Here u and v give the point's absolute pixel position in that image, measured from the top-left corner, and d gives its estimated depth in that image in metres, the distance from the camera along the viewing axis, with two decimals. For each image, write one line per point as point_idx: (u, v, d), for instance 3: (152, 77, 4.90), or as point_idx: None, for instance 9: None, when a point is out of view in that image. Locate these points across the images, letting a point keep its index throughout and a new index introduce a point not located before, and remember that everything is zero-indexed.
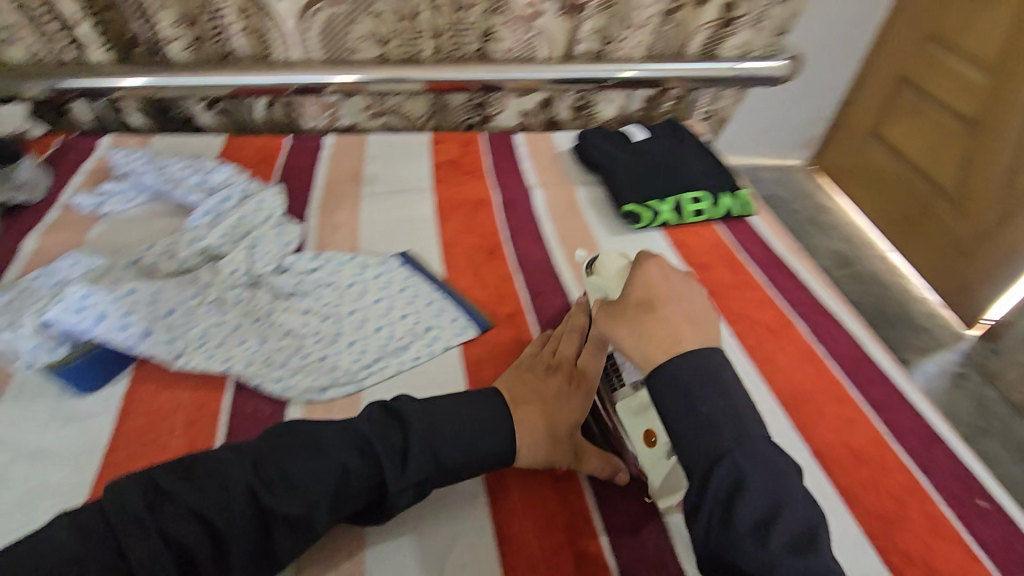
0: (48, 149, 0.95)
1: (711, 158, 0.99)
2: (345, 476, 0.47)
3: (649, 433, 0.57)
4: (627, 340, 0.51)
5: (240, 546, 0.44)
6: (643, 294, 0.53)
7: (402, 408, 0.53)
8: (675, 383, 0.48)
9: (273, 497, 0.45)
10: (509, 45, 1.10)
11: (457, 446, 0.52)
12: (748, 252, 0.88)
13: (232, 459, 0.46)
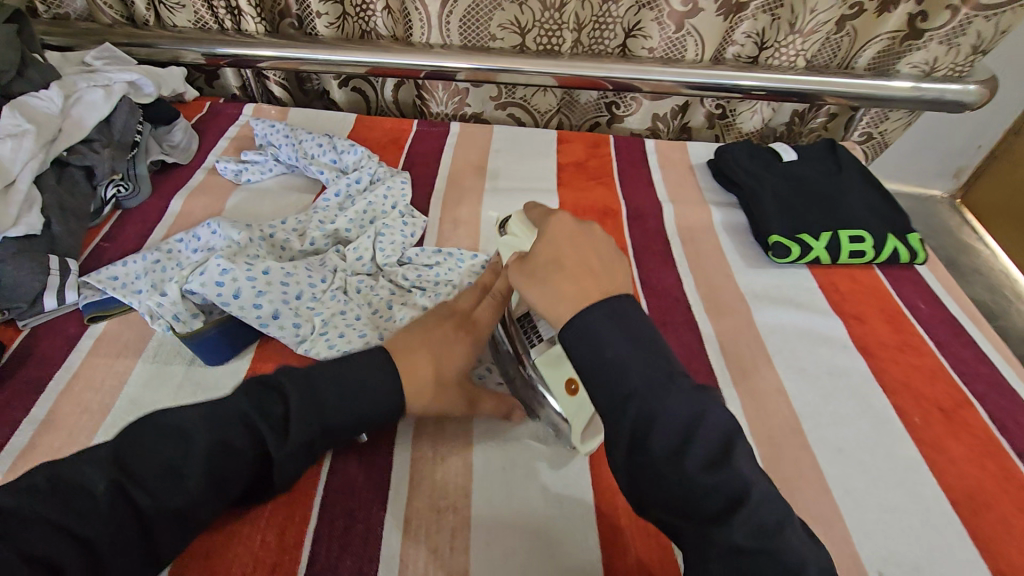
0: (199, 112, 1.00)
1: (876, 192, 0.87)
2: (227, 451, 0.46)
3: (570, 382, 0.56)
4: (543, 295, 0.49)
5: (159, 523, 0.44)
6: (549, 255, 0.51)
7: (270, 376, 0.51)
8: (589, 332, 0.45)
9: (157, 486, 0.45)
10: (655, 44, 1.02)
11: (346, 409, 0.51)
12: (912, 308, 0.76)
13: (101, 461, 0.45)
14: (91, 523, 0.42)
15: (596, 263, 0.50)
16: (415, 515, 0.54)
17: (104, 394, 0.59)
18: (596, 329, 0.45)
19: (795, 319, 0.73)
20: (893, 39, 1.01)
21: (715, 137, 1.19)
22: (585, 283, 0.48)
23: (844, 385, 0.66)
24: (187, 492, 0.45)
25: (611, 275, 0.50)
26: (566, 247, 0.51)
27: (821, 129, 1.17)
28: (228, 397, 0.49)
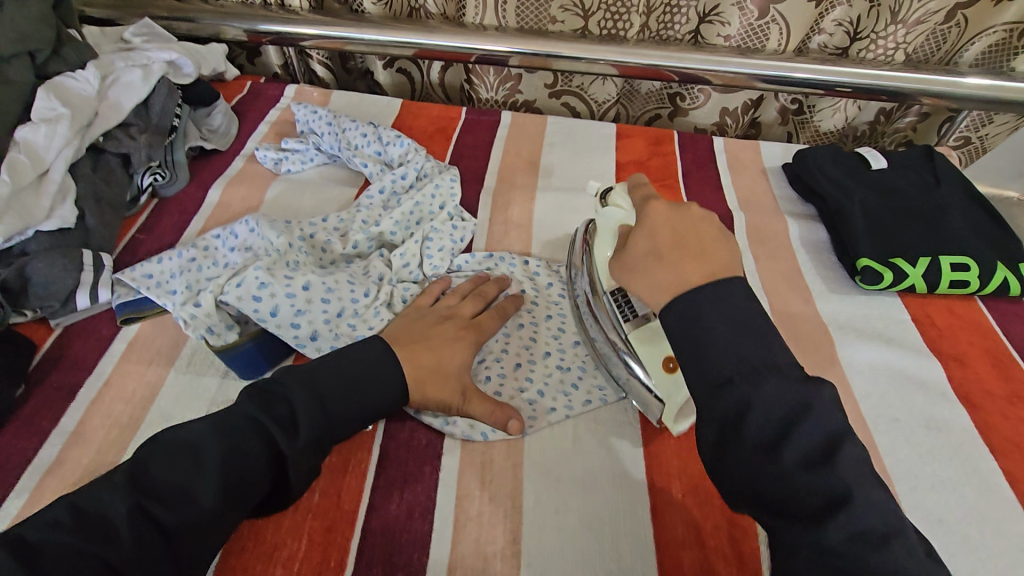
0: (239, 92, 0.95)
1: (983, 212, 0.77)
2: (241, 456, 0.43)
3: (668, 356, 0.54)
4: (641, 289, 0.46)
5: (186, 540, 0.41)
6: (644, 242, 0.47)
7: (270, 377, 0.48)
8: (691, 316, 0.40)
9: (176, 501, 0.41)
10: (733, 31, 0.92)
11: (350, 399, 0.48)
12: (1022, 351, 0.67)
13: (115, 483, 0.41)
14: (113, 547, 0.38)
15: (694, 244, 0.45)
16: (459, 564, 0.47)
17: (135, 405, 0.56)
18: (702, 316, 0.40)
19: (885, 357, 0.65)
20: (1009, 32, 0.87)
21: (787, 134, 1.09)
22: (685, 267, 0.43)
23: (944, 441, 0.58)
24: (199, 505, 0.41)
25: (718, 258, 0.44)
26: (663, 232, 0.47)
27: (908, 129, 1.05)
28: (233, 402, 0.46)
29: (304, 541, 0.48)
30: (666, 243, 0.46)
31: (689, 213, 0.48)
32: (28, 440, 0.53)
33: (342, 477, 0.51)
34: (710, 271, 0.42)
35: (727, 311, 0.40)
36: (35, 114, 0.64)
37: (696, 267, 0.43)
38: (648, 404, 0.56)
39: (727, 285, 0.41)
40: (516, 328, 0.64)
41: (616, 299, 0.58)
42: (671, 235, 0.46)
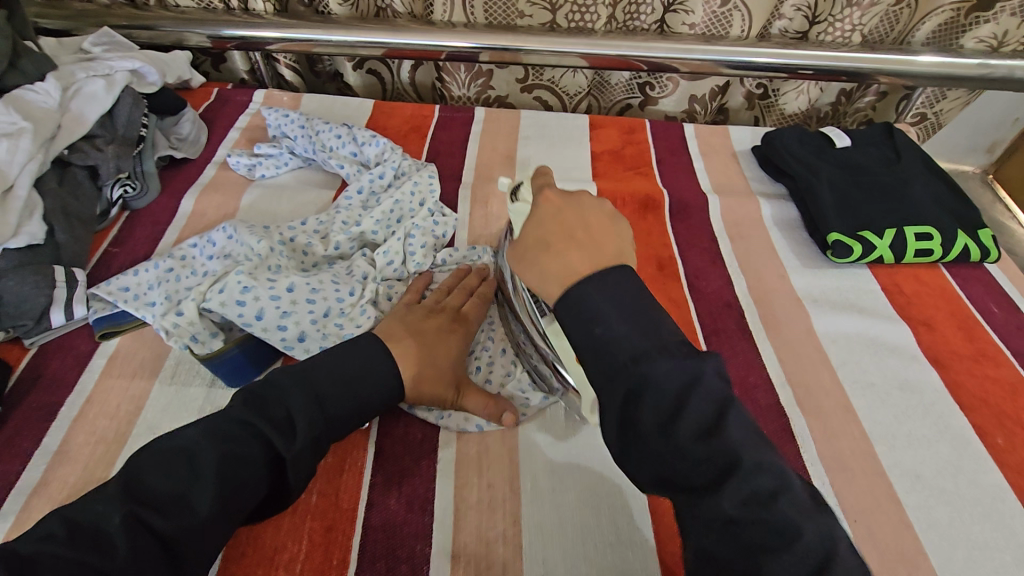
0: (206, 100, 0.94)
1: (943, 184, 0.80)
2: (238, 460, 0.43)
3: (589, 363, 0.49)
4: (533, 283, 0.45)
5: (185, 548, 0.40)
6: (535, 234, 0.46)
7: (263, 379, 0.48)
8: (580, 302, 0.40)
9: (172, 510, 0.40)
10: (697, 19, 0.94)
11: (345, 395, 0.49)
12: (985, 312, 0.70)
13: (110, 496, 0.40)
14: (109, 559, 0.37)
15: (581, 231, 0.45)
16: (462, 552, 0.48)
17: (120, 420, 0.55)
18: (591, 297, 0.40)
19: (859, 327, 0.68)
20: (957, 11, 0.91)
21: (754, 118, 1.12)
22: (571, 258, 0.43)
23: (918, 402, 0.61)
24: (196, 513, 0.41)
25: (605, 243, 0.44)
26: (551, 225, 0.46)
27: (869, 109, 1.08)
28: (227, 407, 0.46)
29: (304, 542, 0.47)
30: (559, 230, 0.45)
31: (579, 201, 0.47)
32: (10, 462, 0.51)
33: (339, 476, 0.51)
34: (600, 260, 0.42)
35: (612, 290, 0.40)
36: None
37: (581, 256, 0.43)
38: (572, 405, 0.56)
39: (612, 274, 0.41)
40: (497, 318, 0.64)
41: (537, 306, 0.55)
42: (562, 221, 0.46)
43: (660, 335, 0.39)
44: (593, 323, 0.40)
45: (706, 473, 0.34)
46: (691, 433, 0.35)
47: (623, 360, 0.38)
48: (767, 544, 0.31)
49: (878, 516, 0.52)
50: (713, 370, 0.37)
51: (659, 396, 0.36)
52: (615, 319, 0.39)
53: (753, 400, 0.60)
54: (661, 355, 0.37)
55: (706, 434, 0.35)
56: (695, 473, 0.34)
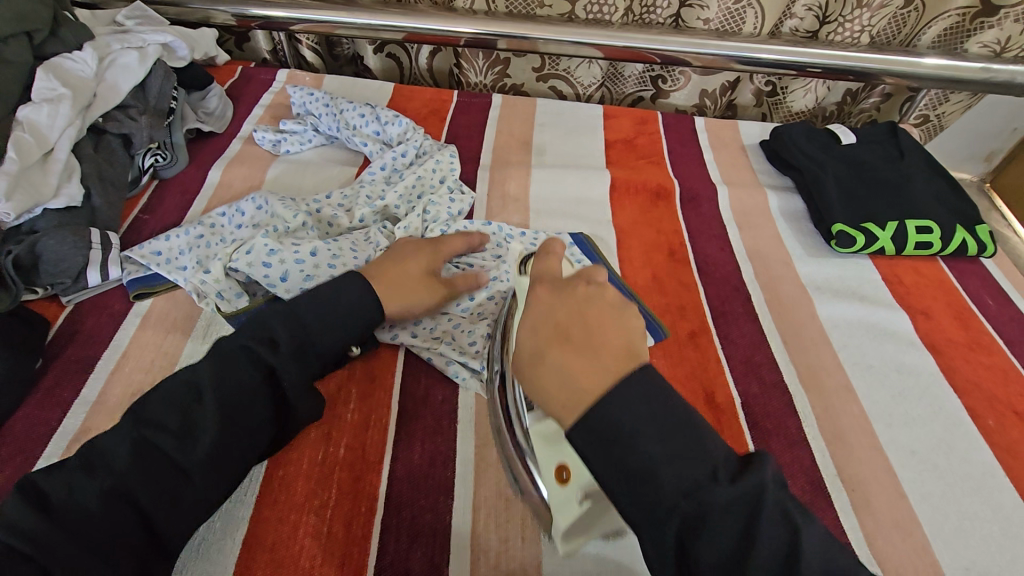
0: (231, 76, 0.96)
1: (944, 181, 0.83)
2: (233, 378, 0.47)
3: (560, 465, 0.48)
4: (545, 400, 0.43)
5: (198, 467, 0.44)
6: (535, 347, 0.45)
7: (254, 319, 0.51)
8: (607, 427, 0.39)
9: (184, 436, 0.45)
10: (711, 14, 0.97)
11: (328, 319, 0.51)
12: (980, 304, 0.74)
13: (126, 429, 0.44)
14: (125, 480, 0.42)
15: (579, 331, 0.44)
16: (483, 503, 0.51)
17: (154, 374, 0.58)
18: (614, 415, 0.39)
19: (860, 312, 0.71)
20: (963, 15, 0.94)
21: (762, 115, 1.14)
22: (577, 370, 0.42)
23: (915, 384, 0.64)
24: (200, 439, 0.45)
25: (608, 345, 0.43)
26: (547, 325, 0.45)
27: (873, 109, 1.11)
28: (220, 343, 0.49)
29: (333, 490, 0.50)
30: (557, 335, 0.44)
31: (575, 296, 0.46)
32: (51, 411, 0.54)
33: (365, 432, 0.54)
34: (605, 372, 0.41)
35: (634, 400, 0.39)
36: (36, 95, 0.65)
37: (583, 363, 0.42)
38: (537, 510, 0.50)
39: (629, 386, 0.40)
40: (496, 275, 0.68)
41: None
42: (564, 324, 0.45)
43: (708, 456, 0.38)
44: (631, 454, 0.38)
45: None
46: (763, 572, 0.35)
47: (673, 496, 0.37)
48: None
49: (874, 486, 0.55)
50: (769, 481, 0.37)
51: (721, 533, 0.36)
52: (658, 453, 0.38)
53: (758, 377, 0.63)
54: (716, 486, 0.37)
55: (778, 572, 0.35)
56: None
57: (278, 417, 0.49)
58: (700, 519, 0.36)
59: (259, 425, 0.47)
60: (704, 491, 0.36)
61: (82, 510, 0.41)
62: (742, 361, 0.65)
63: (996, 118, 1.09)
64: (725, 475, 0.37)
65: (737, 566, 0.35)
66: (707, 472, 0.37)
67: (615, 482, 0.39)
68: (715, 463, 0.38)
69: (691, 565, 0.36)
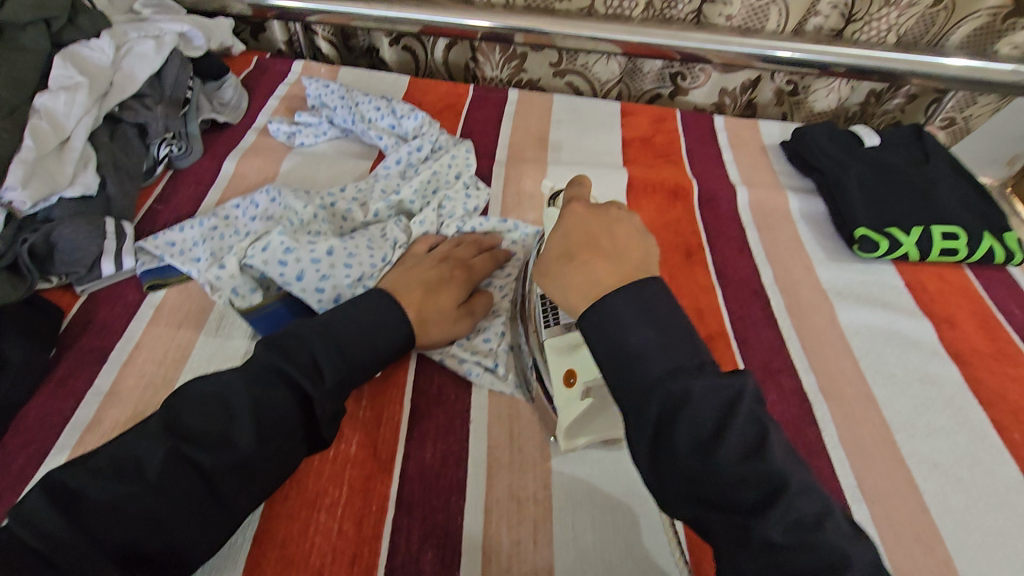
0: (246, 67, 0.95)
1: (971, 186, 0.81)
2: (270, 402, 0.44)
3: (569, 371, 0.52)
4: (558, 295, 0.45)
5: (224, 480, 0.42)
6: (559, 247, 0.46)
7: (285, 331, 0.49)
8: (610, 314, 0.41)
9: (216, 449, 0.42)
10: (735, 11, 0.95)
11: (366, 344, 0.50)
12: (1006, 314, 0.72)
13: (153, 435, 0.42)
14: (149, 492, 0.39)
15: (608, 242, 0.45)
16: (495, 506, 0.50)
17: (167, 366, 0.57)
18: (617, 311, 0.41)
19: (882, 319, 0.69)
20: (995, 16, 0.91)
21: (782, 114, 1.12)
22: (597, 270, 0.43)
23: (938, 395, 0.62)
24: (233, 458, 0.42)
25: (631, 254, 0.45)
26: (576, 235, 0.46)
27: (897, 111, 1.09)
28: (253, 355, 0.47)
29: (345, 489, 0.50)
30: (581, 240, 0.46)
31: (606, 216, 0.47)
32: (64, 401, 0.53)
33: (377, 430, 0.54)
34: (619, 275, 0.43)
35: (633, 302, 0.41)
36: (53, 82, 0.64)
37: (608, 270, 0.43)
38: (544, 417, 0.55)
39: (644, 287, 0.41)
40: (511, 272, 0.68)
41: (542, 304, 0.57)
42: (594, 229, 0.46)
43: (697, 353, 0.39)
44: (627, 337, 0.40)
45: (746, 496, 0.34)
46: (734, 456, 0.35)
47: (659, 377, 0.38)
48: (756, 484, 0.34)
49: (894, 499, 0.54)
50: (752, 391, 0.37)
51: (700, 419, 0.36)
52: (654, 342, 0.39)
53: (777, 384, 0.62)
54: (700, 373, 0.38)
55: (749, 457, 0.35)
56: (737, 491, 0.34)
57: (305, 438, 0.47)
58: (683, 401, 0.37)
59: (288, 448, 0.45)
60: (687, 376, 0.37)
61: (98, 514, 0.38)
62: (760, 367, 0.63)
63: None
64: (711, 370, 0.38)
65: (717, 461, 0.35)
66: (694, 364, 0.39)
67: (611, 360, 0.40)
68: (702, 362, 0.39)
69: (671, 458, 0.36)
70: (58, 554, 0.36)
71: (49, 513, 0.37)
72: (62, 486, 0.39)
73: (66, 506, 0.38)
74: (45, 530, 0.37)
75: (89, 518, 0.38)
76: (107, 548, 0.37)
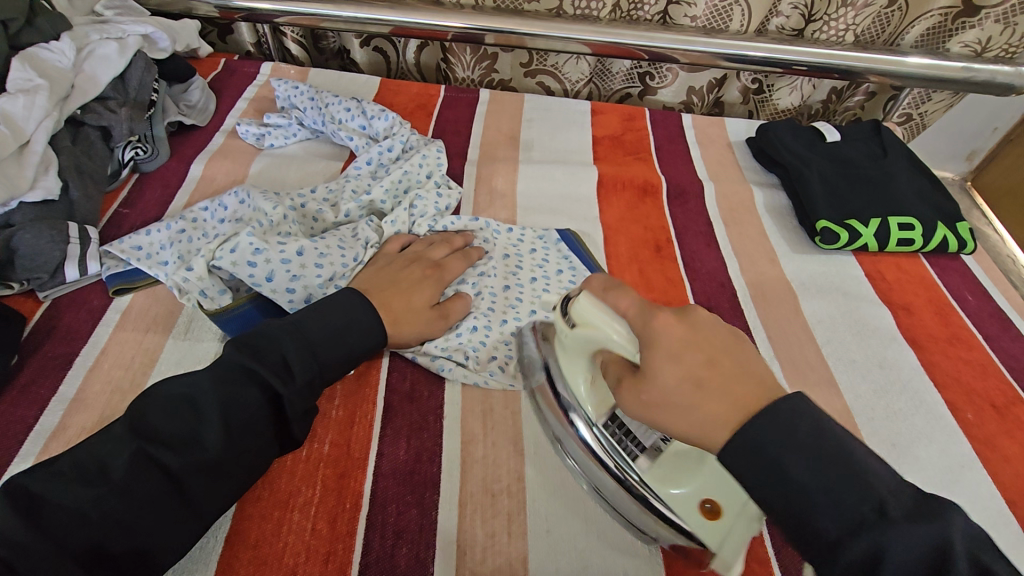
0: (214, 69, 0.95)
1: (925, 179, 0.84)
2: (239, 402, 0.44)
3: (704, 497, 0.45)
4: (694, 424, 0.38)
5: (194, 480, 0.42)
6: (674, 373, 0.39)
7: (254, 330, 0.49)
8: (756, 451, 0.35)
9: (184, 448, 0.42)
10: (699, 12, 0.97)
11: (336, 343, 0.50)
12: (959, 300, 0.75)
13: (119, 437, 0.42)
14: (116, 492, 0.39)
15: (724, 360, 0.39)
16: (469, 499, 0.51)
17: (134, 371, 0.57)
18: (764, 443, 0.35)
19: (842, 308, 0.72)
20: (945, 15, 0.95)
21: (749, 112, 1.15)
22: (704, 407, 0.38)
23: (896, 378, 0.65)
24: (199, 457, 0.42)
25: (752, 371, 0.39)
26: (688, 351, 0.39)
27: (857, 108, 1.12)
28: (221, 355, 0.47)
29: (318, 487, 0.50)
30: (688, 370, 0.39)
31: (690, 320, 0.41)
32: (27, 408, 0.52)
33: (350, 428, 0.54)
34: (735, 404, 0.37)
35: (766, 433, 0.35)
36: (11, 85, 0.63)
37: (739, 391, 0.38)
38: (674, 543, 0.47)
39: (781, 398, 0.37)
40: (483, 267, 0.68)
41: (614, 432, 0.50)
42: (702, 358, 0.39)
43: (868, 487, 0.33)
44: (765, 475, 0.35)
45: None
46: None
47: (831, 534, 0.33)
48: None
49: None
50: (961, 534, 0.32)
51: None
52: (816, 482, 0.34)
53: None
54: (889, 525, 0.32)
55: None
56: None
57: (276, 438, 0.47)
58: (876, 563, 0.31)
59: (259, 447, 0.45)
60: (876, 531, 0.32)
61: (63, 517, 0.38)
62: None
63: (978, 117, 1.11)
64: (898, 511, 0.32)
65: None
66: (875, 508, 0.32)
67: (772, 505, 0.35)
68: (882, 500, 0.33)
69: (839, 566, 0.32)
70: (20, 560, 0.35)
71: (11, 518, 0.37)
72: (24, 491, 0.38)
73: (29, 512, 0.37)
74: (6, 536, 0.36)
75: (52, 523, 0.37)
76: (72, 552, 0.37)
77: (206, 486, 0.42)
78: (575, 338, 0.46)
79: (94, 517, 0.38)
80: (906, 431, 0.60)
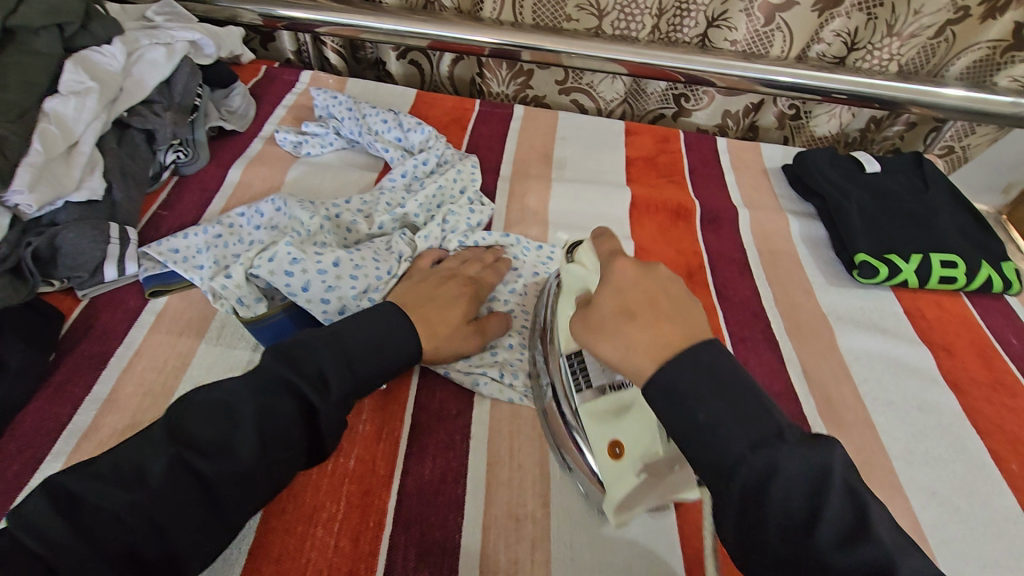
0: (255, 76, 0.97)
1: (968, 215, 0.82)
2: (275, 413, 0.44)
3: (615, 441, 0.48)
4: (616, 354, 0.43)
5: (227, 490, 0.42)
6: (614, 305, 0.45)
7: (294, 340, 0.49)
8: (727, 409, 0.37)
9: (219, 457, 0.42)
10: (739, 36, 0.97)
11: (372, 356, 0.50)
12: (1004, 343, 0.72)
13: (156, 443, 0.41)
14: (151, 497, 0.39)
15: (666, 304, 0.44)
16: (493, 523, 0.50)
17: (167, 374, 0.57)
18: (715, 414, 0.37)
19: (882, 345, 0.70)
20: (993, 49, 0.93)
21: (783, 138, 1.14)
22: (633, 338, 0.42)
23: (936, 422, 0.63)
24: (232, 469, 0.42)
25: (691, 316, 0.44)
26: (630, 292, 0.45)
27: (896, 138, 1.10)
28: (260, 364, 0.47)
29: (342, 503, 0.49)
30: (625, 308, 0.44)
31: (651, 275, 0.46)
32: (62, 406, 0.53)
33: (376, 444, 0.53)
34: (660, 345, 0.41)
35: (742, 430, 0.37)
36: (64, 86, 0.64)
37: (670, 330, 0.42)
38: (589, 491, 0.51)
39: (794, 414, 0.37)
40: (514, 286, 0.68)
41: (572, 366, 0.53)
42: (641, 295, 0.45)
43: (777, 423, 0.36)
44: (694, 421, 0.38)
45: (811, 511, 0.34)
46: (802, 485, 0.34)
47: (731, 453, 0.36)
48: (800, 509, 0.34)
49: None
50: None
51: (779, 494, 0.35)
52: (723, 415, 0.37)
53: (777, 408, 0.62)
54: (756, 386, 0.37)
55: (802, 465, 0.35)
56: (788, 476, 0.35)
57: (307, 452, 0.47)
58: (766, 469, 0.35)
59: (290, 461, 0.45)
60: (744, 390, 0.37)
61: (98, 520, 0.38)
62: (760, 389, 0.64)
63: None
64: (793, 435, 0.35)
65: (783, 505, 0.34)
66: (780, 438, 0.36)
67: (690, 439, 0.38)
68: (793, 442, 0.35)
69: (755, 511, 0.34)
70: (56, 561, 0.36)
71: (50, 519, 0.37)
72: (62, 492, 0.38)
73: (67, 512, 0.37)
74: (43, 537, 0.36)
75: (88, 526, 0.37)
76: (105, 556, 0.37)
77: (236, 496, 0.42)
78: (567, 274, 0.55)
79: (126, 524, 0.38)
80: (949, 479, 0.58)
